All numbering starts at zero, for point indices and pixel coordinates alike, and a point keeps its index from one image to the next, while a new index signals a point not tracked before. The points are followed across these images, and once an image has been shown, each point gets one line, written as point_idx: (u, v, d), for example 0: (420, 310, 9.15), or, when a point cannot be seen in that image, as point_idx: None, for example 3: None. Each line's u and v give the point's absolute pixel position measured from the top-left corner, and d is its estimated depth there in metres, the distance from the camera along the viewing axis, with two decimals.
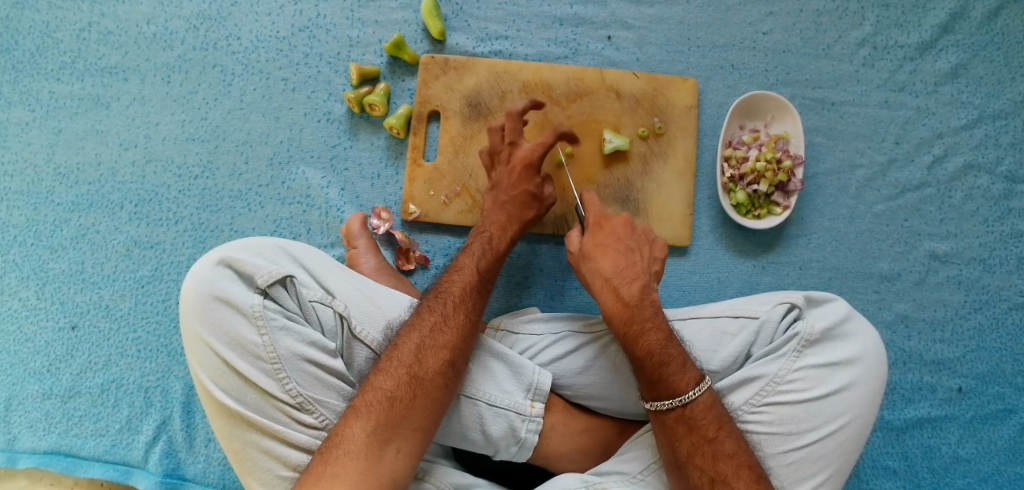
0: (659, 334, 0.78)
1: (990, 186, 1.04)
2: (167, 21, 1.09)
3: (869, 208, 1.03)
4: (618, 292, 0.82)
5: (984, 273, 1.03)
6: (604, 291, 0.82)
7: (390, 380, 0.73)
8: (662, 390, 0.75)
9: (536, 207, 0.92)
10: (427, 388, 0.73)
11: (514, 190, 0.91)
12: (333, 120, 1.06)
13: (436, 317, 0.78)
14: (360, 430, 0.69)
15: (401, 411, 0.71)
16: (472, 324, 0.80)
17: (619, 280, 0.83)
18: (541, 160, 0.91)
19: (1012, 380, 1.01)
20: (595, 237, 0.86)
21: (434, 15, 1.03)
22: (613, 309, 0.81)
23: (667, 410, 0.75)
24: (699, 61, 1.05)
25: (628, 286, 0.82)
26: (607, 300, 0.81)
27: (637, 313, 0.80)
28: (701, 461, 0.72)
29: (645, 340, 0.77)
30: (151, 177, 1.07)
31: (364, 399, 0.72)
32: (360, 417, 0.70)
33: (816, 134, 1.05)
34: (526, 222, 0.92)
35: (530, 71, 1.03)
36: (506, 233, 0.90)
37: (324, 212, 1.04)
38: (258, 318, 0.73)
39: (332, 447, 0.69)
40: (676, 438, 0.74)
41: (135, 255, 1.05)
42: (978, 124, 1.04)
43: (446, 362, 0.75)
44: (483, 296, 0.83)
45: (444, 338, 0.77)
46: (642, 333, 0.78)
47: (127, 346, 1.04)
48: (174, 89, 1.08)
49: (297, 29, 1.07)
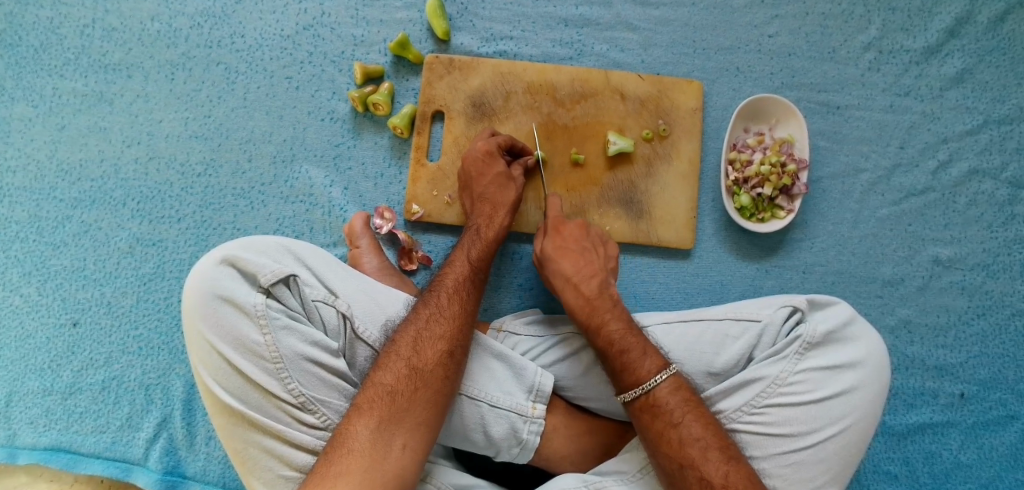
0: (620, 324, 0.81)
1: (994, 191, 1.04)
2: (171, 18, 1.09)
3: (873, 212, 1.03)
4: (578, 287, 0.85)
5: (988, 279, 1.03)
6: (566, 289, 0.86)
7: (389, 374, 0.73)
8: (626, 379, 0.76)
9: (512, 186, 0.93)
10: (428, 379, 0.73)
11: (489, 180, 0.93)
12: (337, 119, 1.05)
13: (433, 309, 0.78)
14: (364, 427, 0.69)
15: (403, 404, 0.71)
16: (469, 316, 0.80)
17: (579, 277, 0.86)
18: (500, 148, 0.94)
19: (1014, 387, 1.01)
20: (553, 239, 0.90)
21: (439, 15, 1.03)
22: (575, 304, 0.84)
23: (632, 400, 0.76)
24: (704, 64, 1.05)
25: (587, 283, 0.85)
26: (570, 297, 0.85)
27: (596, 304, 0.83)
28: (667, 448, 0.72)
29: (605, 330, 0.81)
30: (154, 174, 1.07)
31: (366, 397, 0.72)
32: (363, 414, 0.70)
33: (820, 138, 1.04)
34: (513, 207, 0.92)
35: (535, 71, 1.02)
36: (493, 222, 0.91)
37: (326, 211, 1.04)
38: (261, 317, 0.73)
39: (336, 446, 0.69)
40: (644, 426, 0.74)
41: (137, 253, 1.05)
42: (982, 129, 1.04)
43: (445, 352, 0.75)
44: (478, 287, 0.84)
45: (442, 328, 0.77)
46: (603, 323, 0.81)
47: (128, 343, 1.04)
48: (177, 87, 1.08)
49: (302, 27, 1.07)
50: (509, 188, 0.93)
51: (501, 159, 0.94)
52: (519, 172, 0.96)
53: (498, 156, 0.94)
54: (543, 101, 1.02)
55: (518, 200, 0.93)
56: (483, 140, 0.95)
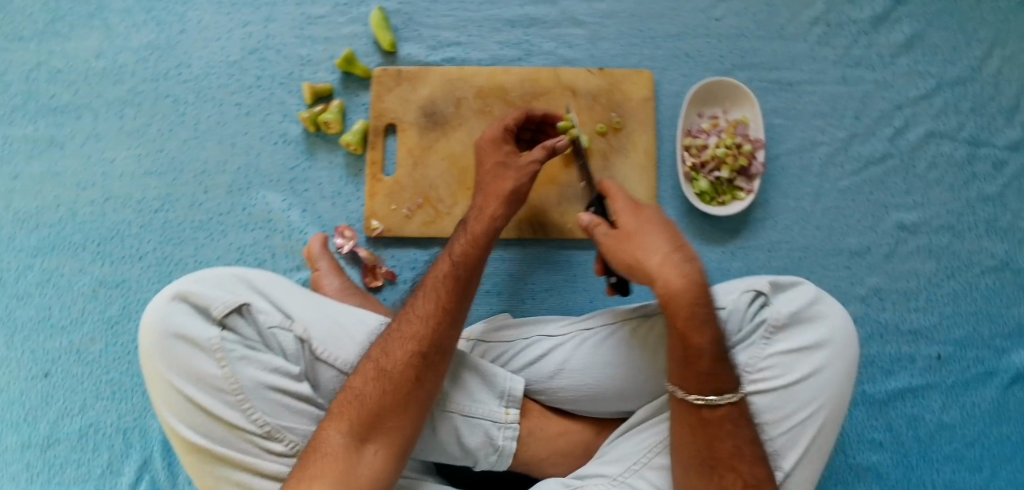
0: (714, 321, 0.70)
1: (953, 152, 1.05)
2: (116, 54, 1.08)
3: (834, 184, 1.03)
4: (682, 268, 0.71)
5: (954, 239, 1.03)
6: (664, 269, 0.71)
7: (358, 378, 0.72)
8: (713, 386, 0.69)
9: (512, 174, 0.85)
10: (398, 381, 0.71)
11: (489, 168, 0.86)
12: (289, 141, 1.04)
13: (409, 310, 0.76)
14: (334, 432, 0.68)
15: (372, 408, 0.69)
16: (447, 315, 0.74)
17: (678, 256, 0.72)
18: (504, 136, 0.89)
19: (990, 343, 1.01)
20: (631, 215, 0.77)
21: (384, 28, 1.02)
22: (679, 286, 0.70)
23: (716, 405, 0.70)
24: (653, 52, 1.05)
25: (690, 265, 0.72)
26: (671, 278, 0.70)
27: (702, 296, 0.70)
28: (738, 463, 0.69)
29: (708, 330, 0.69)
30: (111, 214, 1.05)
31: (339, 401, 0.71)
32: (334, 419, 0.69)
33: (775, 115, 1.04)
34: (509, 199, 0.84)
35: (484, 75, 1.02)
36: (483, 214, 0.82)
37: (287, 235, 1.02)
38: (217, 351, 0.73)
39: (310, 451, 0.68)
40: (717, 434, 0.70)
41: (101, 295, 1.04)
42: (936, 92, 1.05)
43: (415, 353, 0.72)
44: (466, 286, 0.77)
45: (413, 328, 0.74)
46: (704, 320, 0.70)
47: (101, 388, 1.02)
48: (128, 123, 1.07)
49: (247, 52, 1.06)
50: (506, 178, 0.85)
51: (507, 146, 0.88)
52: (536, 156, 0.86)
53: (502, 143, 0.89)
54: (495, 104, 1.01)
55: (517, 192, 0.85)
56: (490, 124, 0.90)
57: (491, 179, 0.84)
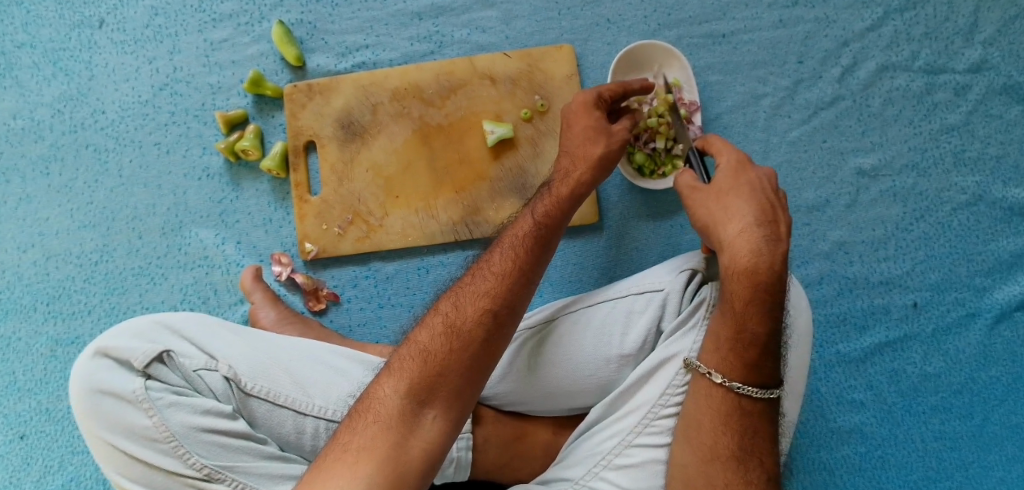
0: (778, 308, 0.68)
1: (909, 84, 0.97)
2: (32, 111, 1.05)
3: (783, 137, 0.97)
4: (762, 243, 0.68)
5: (920, 179, 0.96)
6: (738, 237, 0.69)
7: (424, 333, 0.63)
8: (755, 376, 0.67)
9: (604, 140, 0.79)
10: (466, 339, 0.62)
11: (576, 127, 0.80)
12: (213, 174, 1.01)
13: (485, 263, 0.68)
14: (391, 391, 0.59)
15: (438, 367, 0.60)
16: (525, 280, 0.67)
17: (757, 230, 0.69)
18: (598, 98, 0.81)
19: (970, 283, 0.95)
20: (727, 180, 0.73)
21: (286, 42, 0.97)
22: (749, 261, 0.68)
23: (754, 396, 0.67)
24: (572, 24, 0.98)
25: (773, 245, 0.68)
26: (742, 246, 0.68)
27: (772, 277, 0.67)
28: (763, 455, 0.66)
29: (766, 316, 0.67)
30: (55, 272, 1.03)
31: (400, 356, 0.62)
32: (392, 375, 0.60)
33: (710, 73, 0.98)
34: (599, 164, 0.78)
35: (397, 77, 0.97)
36: (569, 178, 0.77)
37: (225, 270, 1.00)
38: (143, 401, 0.71)
39: (361, 411, 0.59)
40: (750, 424, 0.67)
41: (59, 354, 1.02)
42: (884, 22, 0.97)
43: (487, 311, 0.64)
44: (542, 251, 0.69)
45: (488, 284, 0.65)
46: (763, 301, 0.67)
47: (76, 443, 1.01)
48: (54, 180, 1.04)
49: (157, 89, 1.03)
50: (599, 143, 0.79)
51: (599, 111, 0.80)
52: (625, 124, 0.81)
53: (595, 106, 0.80)
54: (411, 105, 0.97)
55: (608, 159, 0.79)
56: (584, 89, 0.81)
57: (580, 143, 0.78)
